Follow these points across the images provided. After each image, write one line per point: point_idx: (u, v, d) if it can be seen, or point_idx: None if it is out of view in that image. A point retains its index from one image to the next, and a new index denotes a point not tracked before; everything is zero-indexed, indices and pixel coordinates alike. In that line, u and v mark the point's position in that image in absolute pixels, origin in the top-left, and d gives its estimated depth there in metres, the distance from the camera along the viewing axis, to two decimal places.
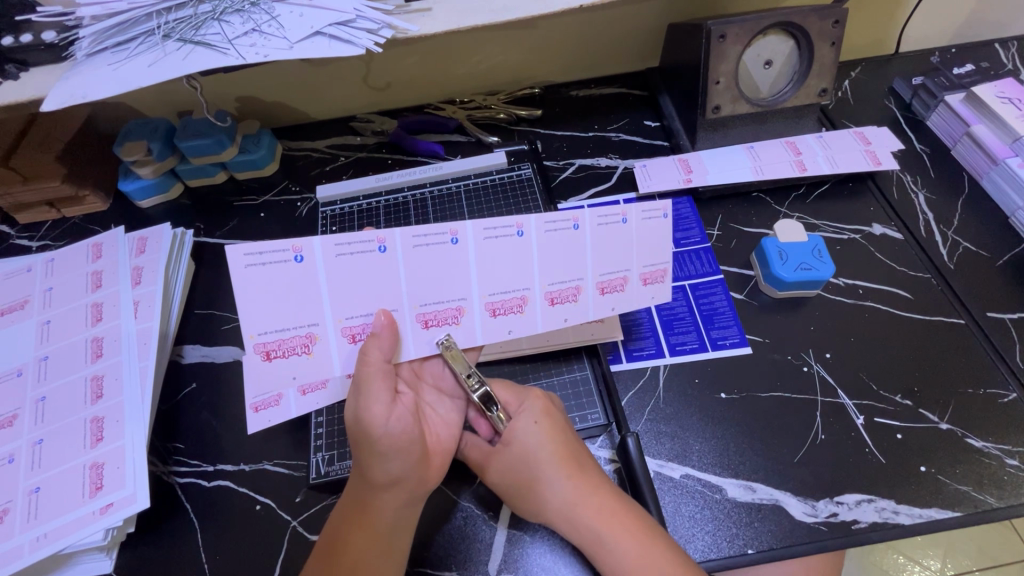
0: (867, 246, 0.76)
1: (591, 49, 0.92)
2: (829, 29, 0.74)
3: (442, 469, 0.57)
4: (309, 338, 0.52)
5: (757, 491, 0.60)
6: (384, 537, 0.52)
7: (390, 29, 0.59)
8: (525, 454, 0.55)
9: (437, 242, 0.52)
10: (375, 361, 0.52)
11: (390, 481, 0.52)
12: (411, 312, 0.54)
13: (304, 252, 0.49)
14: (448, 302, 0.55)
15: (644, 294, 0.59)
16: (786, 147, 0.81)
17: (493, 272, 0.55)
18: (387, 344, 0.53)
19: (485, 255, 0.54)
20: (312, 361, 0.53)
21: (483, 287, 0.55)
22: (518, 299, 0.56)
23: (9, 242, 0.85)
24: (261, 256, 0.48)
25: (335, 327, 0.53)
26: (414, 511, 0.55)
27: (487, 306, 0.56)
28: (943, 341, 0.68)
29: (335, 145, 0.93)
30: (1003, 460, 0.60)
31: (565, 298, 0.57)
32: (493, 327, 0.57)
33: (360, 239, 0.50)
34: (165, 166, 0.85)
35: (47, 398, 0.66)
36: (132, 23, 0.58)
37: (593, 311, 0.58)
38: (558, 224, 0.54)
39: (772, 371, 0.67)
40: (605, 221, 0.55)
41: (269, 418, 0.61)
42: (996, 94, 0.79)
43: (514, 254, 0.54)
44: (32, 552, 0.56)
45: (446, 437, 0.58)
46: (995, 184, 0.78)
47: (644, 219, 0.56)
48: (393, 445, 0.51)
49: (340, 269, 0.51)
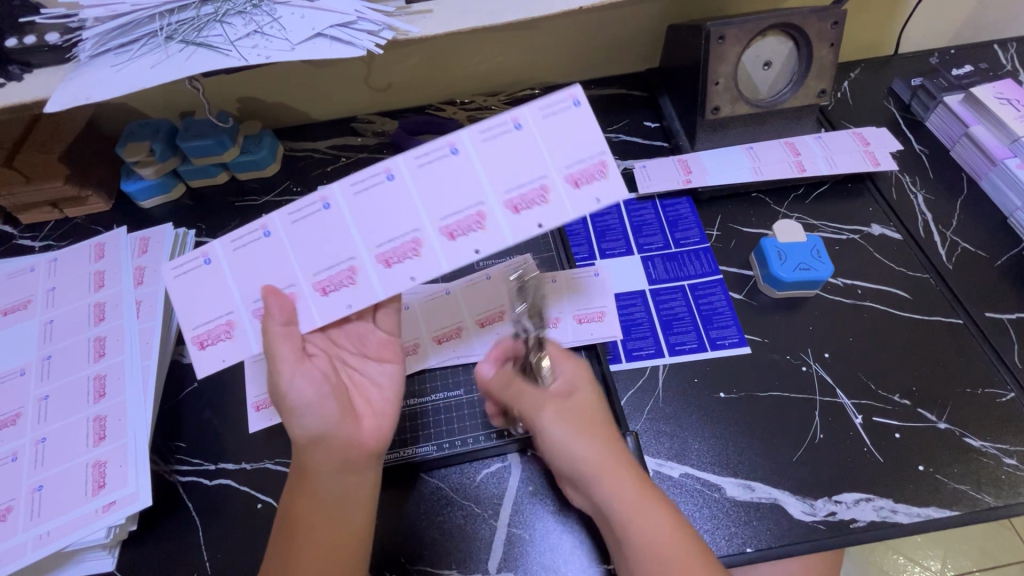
0: (867, 246, 0.76)
1: (591, 50, 0.93)
2: (828, 30, 0.74)
3: (375, 430, 0.56)
4: (228, 324, 0.54)
5: (756, 490, 0.60)
6: (326, 507, 0.52)
7: (390, 31, 0.60)
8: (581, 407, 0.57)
9: (310, 212, 0.54)
10: (273, 328, 0.53)
11: (310, 440, 0.53)
12: (308, 284, 0.54)
13: (210, 255, 0.54)
14: (339, 264, 0.54)
15: (574, 197, 0.52)
16: (786, 147, 0.81)
17: (376, 221, 0.53)
18: (277, 309, 0.53)
19: (359, 210, 0.53)
20: (236, 343, 0.54)
21: (368, 239, 0.53)
22: (411, 242, 0.53)
23: (12, 242, 0.86)
24: (180, 267, 0.54)
25: (247, 310, 0.54)
26: (355, 477, 0.53)
27: (380, 257, 0.53)
28: (942, 340, 0.68)
29: (337, 146, 0.94)
30: (1001, 459, 0.60)
31: (467, 229, 0.53)
32: (393, 277, 0.53)
33: (247, 230, 0.54)
34: (167, 167, 0.86)
35: (50, 397, 0.66)
36: (135, 24, 0.58)
37: (504, 232, 0.52)
38: (432, 154, 0.53)
39: (771, 370, 0.67)
40: (485, 136, 0.52)
41: (269, 415, 0.68)
42: (995, 95, 0.80)
43: (392, 202, 0.53)
44: (35, 550, 0.56)
45: (376, 400, 0.59)
46: (994, 184, 0.79)
47: (541, 117, 0.52)
48: (304, 400, 0.53)
49: (242, 263, 0.54)
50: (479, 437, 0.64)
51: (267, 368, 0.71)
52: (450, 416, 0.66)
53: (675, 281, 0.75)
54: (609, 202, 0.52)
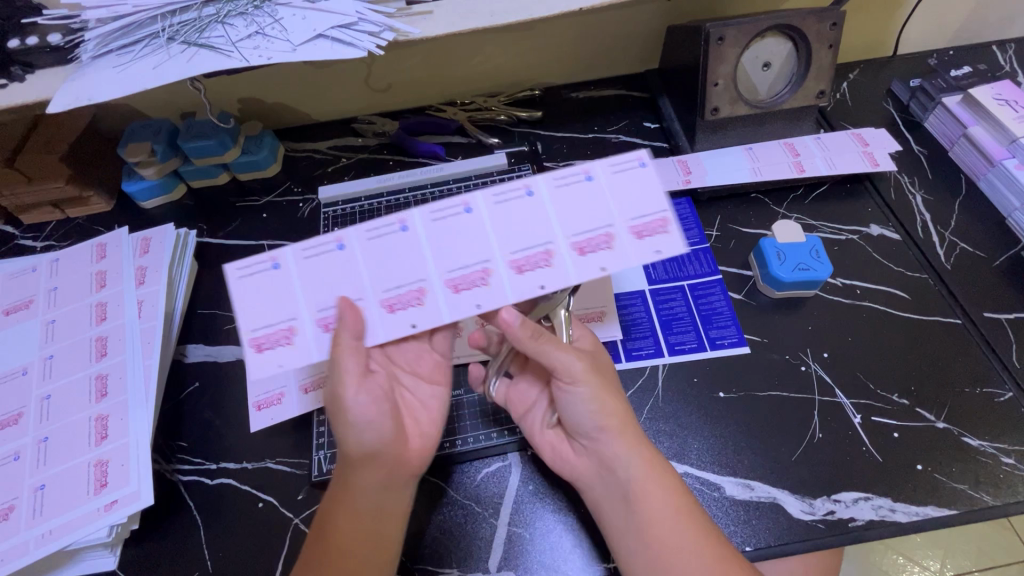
0: (865, 246, 0.76)
1: (591, 51, 0.93)
2: (827, 31, 0.75)
3: (422, 450, 0.59)
4: (288, 331, 0.51)
5: (755, 489, 0.60)
6: (369, 522, 0.53)
7: (391, 32, 0.60)
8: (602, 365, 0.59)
9: (388, 232, 0.52)
10: (346, 340, 0.50)
11: (363, 457, 0.54)
12: (376, 299, 0.52)
13: (280, 260, 0.52)
14: (408, 285, 0.52)
15: (641, 248, 0.51)
16: (785, 148, 0.82)
17: (450, 248, 0.52)
18: (353, 323, 0.50)
19: (437, 236, 0.52)
20: (298, 352, 0.51)
21: (441, 265, 0.52)
22: (481, 271, 0.51)
23: (14, 243, 0.86)
24: (249, 268, 0.52)
25: (310, 320, 0.52)
26: (395, 493, 0.56)
27: (449, 283, 0.52)
28: (940, 340, 0.68)
29: (337, 146, 0.94)
30: (999, 458, 0.61)
31: (536, 264, 0.51)
32: (459, 304, 0.51)
33: (321, 241, 0.52)
34: (168, 168, 0.86)
35: (52, 397, 0.66)
36: (137, 26, 0.59)
37: (574, 272, 0.51)
38: (511, 193, 0.52)
39: (770, 370, 0.68)
40: (560, 182, 0.52)
41: (271, 414, 0.67)
42: (993, 96, 0.80)
43: (469, 231, 0.52)
44: (38, 548, 0.57)
45: (424, 420, 0.61)
46: (992, 185, 0.79)
47: (616, 170, 0.52)
48: (364, 418, 0.54)
49: (311, 272, 0.52)
50: (479, 437, 0.65)
51: None
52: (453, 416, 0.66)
53: (674, 281, 0.75)
54: (671, 255, 0.51)
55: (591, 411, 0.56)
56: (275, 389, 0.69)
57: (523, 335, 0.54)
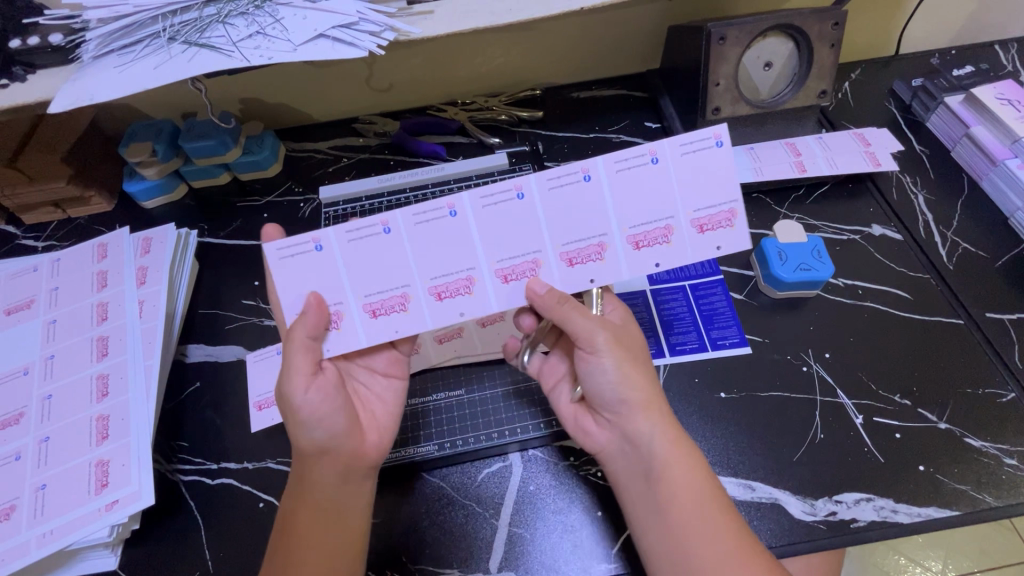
0: (866, 246, 0.76)
1: (592, 51, 0.93)
2: (829, 31, 0.75)
3: (380, 442, 0.59)
4: (337, 315, 0.55)
5: (756, 490, 0.60)
6: (328, 512, 0.54)
7: (392, 32, 0.60)
8: (633, 340, 0.60)
9: (436, 217, 0.53)
10: (300, 336, 0.53)
11: (317, 451, 0.55)
12: (423, 287, 0.55)
13: (322, 241, 0.53)
14: (457, 273, 0.55)
15: (694, 242, 0.55)
16: (786, 148, 0.81)
17: (502, 237, 0.54)
18: (315, 319, 0.53)
19: (486, 224, 0.54)
20: (345, 335, 0.55)
21: (490, 254, 0.55)
22: (529, 262, 0.55)
23: (15, 243, 0.86)
24: (289, 249, 0.53)
25: (358, 304, 0.55)
26: (353, 484, 0.56)
27: (498, 273, 0.55)
28: (942, 340, 0.68)
29: (338, 146, 0.94)
30: (1001, 459, 0.60)
31: (584, 257, 0.55)
32: (505, 294, 0.56)
33: (366, 223, 0.53)
34: (169, 168, 0.86)
35: (53, 397, 0.66)
36: (138, 25, 0.59)
37: (621, 265, 0.55)
38: (567, 179, 0.53)
39: (771, 370, 0.67)
40: (619, 168, 0.53)
41: (270, 415, 0.68)
42: (996, 96, 0.79)
43: (518, 219, 0.54)
44: (38, 548, 0.57)
45: (381, 413, 0.61)
46: (994, 184, 0.79)
47: (678, 156, 0.53)
48: (313, 414, 0.54)
49: (355, 255, 0.54)
50: (479, 437, 0.64)
51: (269, 367, 0.71)
52: (456, 413, 0.66)
53: (675, 281, 0.75)
54: (727, 250, 0.55)
55: (615, 383, 0.56)
56: None
57: (550, 304, 0.54)
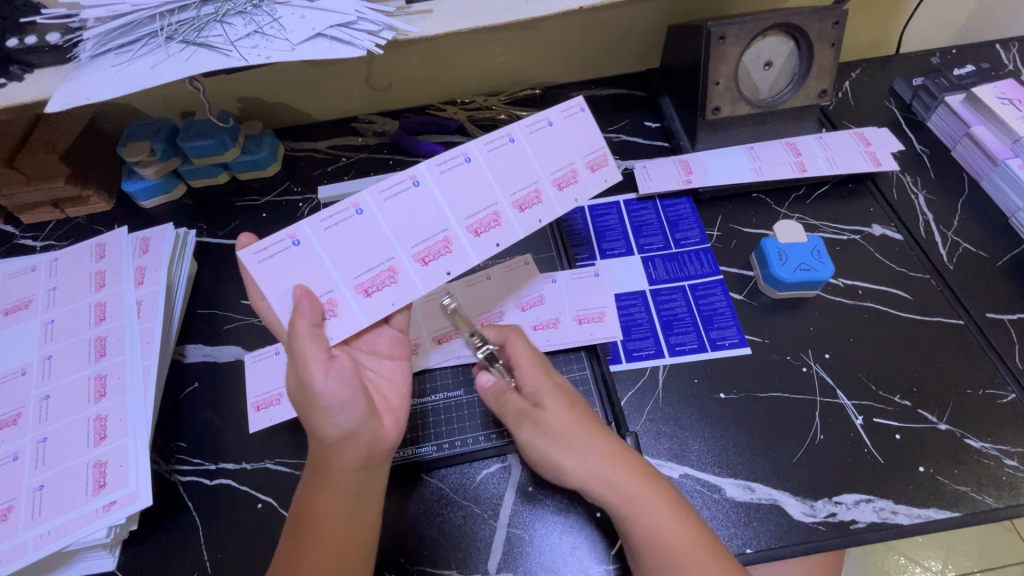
0: (867, 246, 0.76)
1: (591, 50, 0.92)
2: (829, 30, 0.74)
3: (396, 423, 0.58)
4: (330, 303, 0.54)
5: (756, 491, 0.60)
6: (349, 504, 0.52)
7: (391, 31, 0.60)
8: (561, 418, 0.54)
9: (402, 189, 0.55)
10: (303, 328, 0.51)
11: (342, 438, 0.53)
12: (407, 256, 0.55)
13: (298, 236, 0.52)
14: (434, 236, 0.56)
15: (597, 179, 0.61)
16: (786, 148, 0.81)
17: (460, 195, 0.56)
18: (310, 310, 0.51)
19: (447, 187, 0.56)
20: (344, 321, 0.54)
21: (457, 212, 0.56)
22: (490, 215, 0.57)
23: (14, 242, 0.86)
24: (266, 250, 0.51)
25: (349, 288, 0.54)
26: (375, 472, 0.55)
27: (468, 229, 0.57)
28: (943, 340, 0.68)
29: (337, 146, 0.94)
30: (1002, 460, 0.60)
31: (530, 202, 0.58)
32: (481, 246, 0.57)
33: (336, 209, 0.53)
34: (168, 167, 0.86)
35: (51, 397, 0.66)
36: (136, 24, 0.59)
37: (559, 206, 0.59)
38: (494, 141, 0.57)
39: (771, 371, 0.67)
40: (531, 128, 0.58)
41: (269, 415, 0.67)
42: (996, 95, 0.79)
43: (470, 181, 0.57)
44: (36, 549, 0.56)
45: (392, 397, 0.59)
46: (995, 184, 0.78)
47: (564, 118, 0.59)
48: (336, 399, 0.52)
49: (335, 241, 0.53)
50: (478, 437, 0.64)
51: (267, 367, 0.70)
52: (456, 414, 0.66)
53: (675, 281, 0.75)
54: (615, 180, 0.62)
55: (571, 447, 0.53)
56: (275, 389, 0.69)
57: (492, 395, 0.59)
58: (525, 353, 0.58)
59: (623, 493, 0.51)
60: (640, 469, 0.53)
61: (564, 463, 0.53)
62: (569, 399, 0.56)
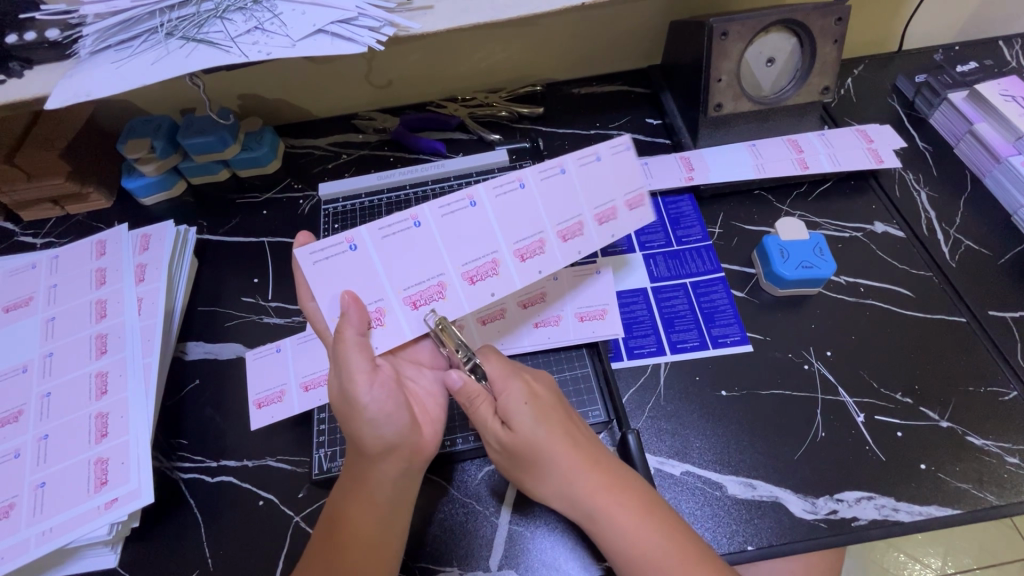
0: (868, 243, 0.76)
1: (593, 47, 0.92)
2: (832, 26, 0.74)
3: (435, 435, 0.58)
4: (378, 312, 0.54)
5: (757, 488, 0.60)
6: (385, 511, 0.53)
7: (392, 27, 0.59)
8: (521, 439, 0.54)
9: (458, 208, 0.55)
10: (349, 336, 0.51)
11: (385, 450, 0.53)
12: (456, 273, 0.56)
13: (356, 240, 0.52)
14: (483, 257, 0.57)
15: (636, 218, 0.61)
16: (788, 145, 0.81)
17: (512, 219, 0.57)
18: (356, 318, 0.52)
19: (501, 210, 0.56)
20: (390, 330, 0.54)
21: (507, 236, 0.57)
22: (537, 241, 0.58)
23: (14, 240, 0.86)
24: (323, 251, 0.51)
25: (398, 299, 0.54)
26: (412, 480, 0.55)
27: (515, 253, 0.57)
28: (944, 338, 0.68)
29: (337, 143, 0.94)
30: (1003, 458, 0.60)
31: (573, 233, 0.59)
32: (525, 272, 0.58)
33: (396, 219, 0.53)
34: (168, 164, 0.86)
35: (52, 394, 0.66)
36: (135, 21, 0.58)
37: (598, 240, 0.59)
38: (548, 171, 0.56)
39: (773, 369, 0.67)
40: (583, 162, 0.57)
41: (270, 413, 0.67)
42: (999, 92, 0.79)
43: (521, 207, 0.57)
44: (38, 546, 0.56)
45: (433, 407, 0.60)
46: (998, 181, 0.78)
47: (614, 153, 0.58)
48: (381, 411, 0.52)
49: (389, 251, 0.54)
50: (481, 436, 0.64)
51: (268, 365, 0.70)
52: (458, 411, 0.66)
53: (676, 279, 0.75)
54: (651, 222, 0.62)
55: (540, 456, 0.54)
56: (276, 386, 0.69)
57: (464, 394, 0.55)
58: (499, 368, 0.57)
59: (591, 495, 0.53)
60: (599, 482, 0.53)
61: (530, 481, 0.55)
62: (533, 415, 0.54)
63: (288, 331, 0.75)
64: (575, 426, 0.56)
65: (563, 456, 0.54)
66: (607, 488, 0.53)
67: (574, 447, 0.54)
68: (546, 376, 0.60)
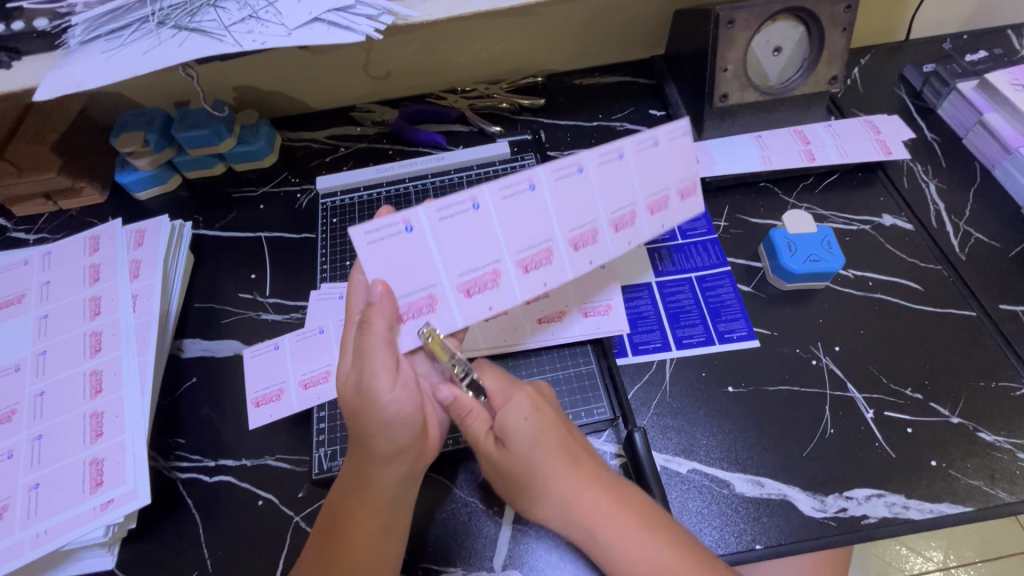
0: (877, 237, 0.75)
1: (595, 36, 0.90)
2: (840, 14, 0.72)
3: (439, 438, 0.56)
4: (430, 298, 0.52)
5: (765, 486, 0.59)
6: (383, 512, 0.51)
7: (390, 15, 0.57)
8: (518, 459, 0.50)
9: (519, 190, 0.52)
10: (379, 330, 0.49)
11: (393, 453, 0.51)
12: (511, 261, 0.54)
13: (412, 221, 0.49)
14: (538, 245, 0.55)
15: (684, 208, 0.61)
16: (795, 137, 0.80)
17: (569, 205, 0.55)
18: (388, 307, 0.50)
19: (560, 196, 0.54)
20: (440, 318, 0.53)
21: (564, 223, 0.55)
22: (590, 230, 0.56)
23: (7, 235, 0.84)
24: (378, 232, 0.48)
25: (452, 286, 0.52)
26: (414, 480, 0.54)
27: (569, 242, 0.56)
28: (954, 332, 0.67)
29: (335, 135, 0.92)
30: (1015, 454, 0.59)
31: (626, 222, 0.57)
32: (578, 261, 0.56)
33: (455, 199, 0.50)
34: (162, 158, 0.84)
35: (46, 393, 0.65)
36: (125, 9, 0.56)
37: (647, 231, 0.59)
38: (606, 155, 0.55)
39: (781, 364, 0.66)
40: (640, 146, 0.56)
41: (268, 412, 0.66)
42: (1010, 81, 0.77)
43: (578, 193, 0.55)
44: (32, 549, 0.55)
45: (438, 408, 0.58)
46: (1008, 173, 0.77)
47: (671, 138, 0.57)
48: (398, 413, 0.50)
49: (445, 234, 0.51)
50: None
51: (266, 362, 0.69)
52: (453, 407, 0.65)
53: (682, 273, 0.73)
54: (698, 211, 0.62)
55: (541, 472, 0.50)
56: (275, 384, 0.67)
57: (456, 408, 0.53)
58: (496, 380, 0.55)
59: (588, 512, 0.50)
60: (600, 499, 0.50)
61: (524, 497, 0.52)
62: (534, 431, 0.50)
63: (287, 327, 0.74)
64: (576, 441, 0.53)
65: (561, 473, 0.50)
66: (608, 504, 0.50)
67: (572, 463, 0.51)
68: (548, 387, 0.56)
